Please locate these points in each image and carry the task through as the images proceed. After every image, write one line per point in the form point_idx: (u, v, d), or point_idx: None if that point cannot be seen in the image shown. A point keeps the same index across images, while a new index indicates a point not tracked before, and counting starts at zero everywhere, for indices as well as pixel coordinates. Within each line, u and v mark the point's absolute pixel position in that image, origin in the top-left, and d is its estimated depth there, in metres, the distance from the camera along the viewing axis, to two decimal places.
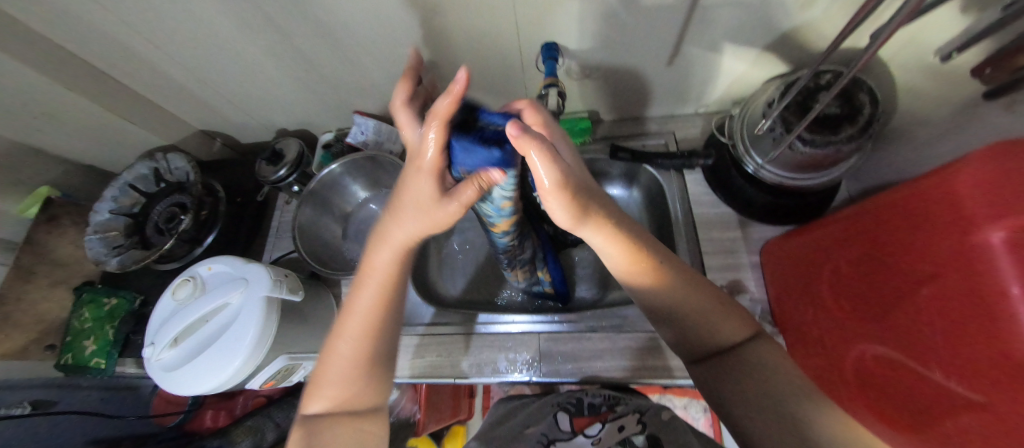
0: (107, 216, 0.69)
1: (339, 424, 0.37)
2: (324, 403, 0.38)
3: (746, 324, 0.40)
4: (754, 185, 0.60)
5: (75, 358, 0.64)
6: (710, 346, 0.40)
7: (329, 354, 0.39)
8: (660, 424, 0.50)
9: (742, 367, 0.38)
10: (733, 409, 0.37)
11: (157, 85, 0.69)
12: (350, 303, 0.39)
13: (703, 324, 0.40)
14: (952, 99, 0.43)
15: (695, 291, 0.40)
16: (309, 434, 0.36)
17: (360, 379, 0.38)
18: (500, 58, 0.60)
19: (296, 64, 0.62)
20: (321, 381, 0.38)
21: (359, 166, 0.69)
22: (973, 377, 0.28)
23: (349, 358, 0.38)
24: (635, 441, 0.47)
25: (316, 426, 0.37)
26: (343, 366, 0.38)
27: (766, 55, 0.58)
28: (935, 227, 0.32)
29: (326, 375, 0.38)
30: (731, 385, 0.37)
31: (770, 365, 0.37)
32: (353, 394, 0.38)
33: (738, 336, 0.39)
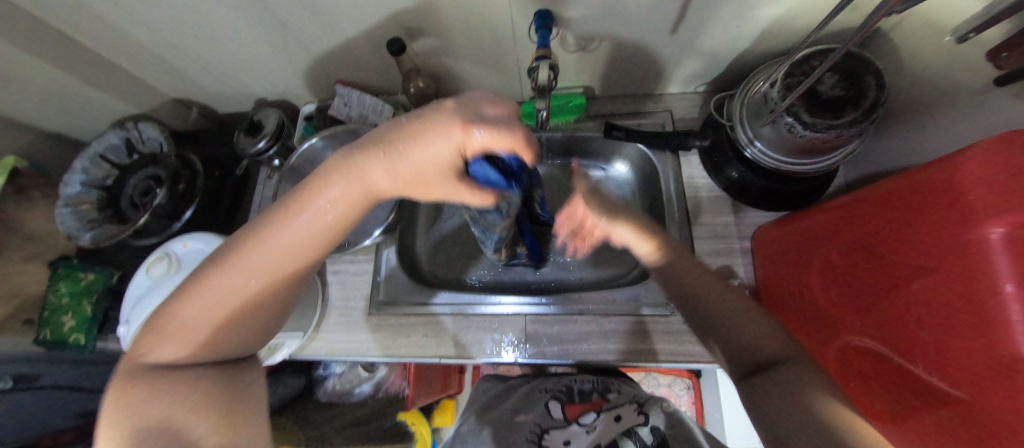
0: (78, 189, 0.65)
1: (176, 377, 0.34)
2: (169, 349, 0.34)
3: (781, 341, 0.39)
4: (749, 168, 0.59)
5: (53, 333, 0.64)
6: (750, 360, 0.40)
7: (208, 288, 0.34)
8: (664, 417, 0.52)
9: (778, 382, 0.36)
10: (771, 410, 0.35)
11: (121, 48, 0.64)
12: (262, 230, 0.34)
13: (729, 322, 0.42)
14: (961, 84, 0.41)
15: (718, 293, 0.45)
16: (138, 380, 0.33)
17: (241, 323, 0.37)
18: (489, 28, 0.56)
19: (269, 28, 0.58)
20: (173, 323, 0.34)
21: (341, 140, 0.66)
22: (959, 373, 0.28)
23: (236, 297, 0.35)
24: (642, 436, 0.50)
25: (149, 372, 0.34)
26: (235, 308, 0.35)
27: (770, 31, 0.55)
28: (931, 220, 0.31)
29: (188, 310, 0.34)
30: (775, 379, 0.36)
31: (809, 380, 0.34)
32: (222, 339, 0.36)
33: (775, 352, 0.38)
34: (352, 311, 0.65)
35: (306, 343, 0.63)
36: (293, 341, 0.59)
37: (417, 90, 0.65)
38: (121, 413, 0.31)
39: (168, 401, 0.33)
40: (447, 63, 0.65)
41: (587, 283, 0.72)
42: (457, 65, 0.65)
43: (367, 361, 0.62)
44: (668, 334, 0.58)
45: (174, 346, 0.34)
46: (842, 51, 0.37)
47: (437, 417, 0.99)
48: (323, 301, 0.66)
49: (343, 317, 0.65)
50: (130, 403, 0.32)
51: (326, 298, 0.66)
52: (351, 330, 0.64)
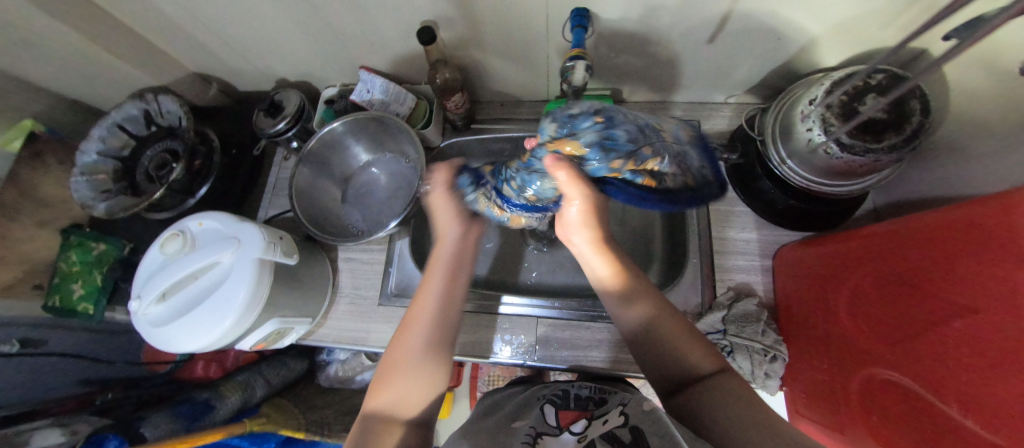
0: (94, 158, 0.65)
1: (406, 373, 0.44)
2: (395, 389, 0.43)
3: (715, 358, 0.42)
4: (777, 185, 0.57)
5: (62, 301, 0.65)
6: (681, 376, 0.42)
7: (403, 342, 0.46)
8: (644, 416, 0.43)
9: (715, 391, 0.39)
10: (704, 412, 0.38)
11: (146, 18, 0.63)
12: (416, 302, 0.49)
13: (667, 348, 0.44)
14: (1014, 117, 0.39)
15: (669, 324, 0.45)
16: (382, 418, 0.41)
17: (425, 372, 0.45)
18: (524, 24, 0.54)
19: (298, 8, 0.56)
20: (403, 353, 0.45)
21: (362, 126, 0.65)
22: (994, 418, 0.27)
23: (433, 315, 0.47)
24: (620, 434, 0.42)
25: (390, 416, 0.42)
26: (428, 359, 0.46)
27: (814, 46, 0.53)
28: (981, 260, 0.30)
29: (398, 377, 0.44)
30: (723, 387, 0.39)
31: (734, 391, 0.38)
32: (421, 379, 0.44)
33: (712, 367, 0.42)
34: (361, 300, 0.65)
35: (314, 329, 0.64)
36: (300, 327, 0.59)
37: (443, 81, 0.63)
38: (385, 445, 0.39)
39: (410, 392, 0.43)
40: (475, 56, 0.63)
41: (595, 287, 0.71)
42: (486, 59, 0.63)
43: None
44: None
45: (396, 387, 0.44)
46: (906, 86, 0.37)
47: None
48: (333, 287, 0.66)
49: (353, 305, 0.65)
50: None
51: (336, 284, 0.66)
52: (360, 318, 0.64)
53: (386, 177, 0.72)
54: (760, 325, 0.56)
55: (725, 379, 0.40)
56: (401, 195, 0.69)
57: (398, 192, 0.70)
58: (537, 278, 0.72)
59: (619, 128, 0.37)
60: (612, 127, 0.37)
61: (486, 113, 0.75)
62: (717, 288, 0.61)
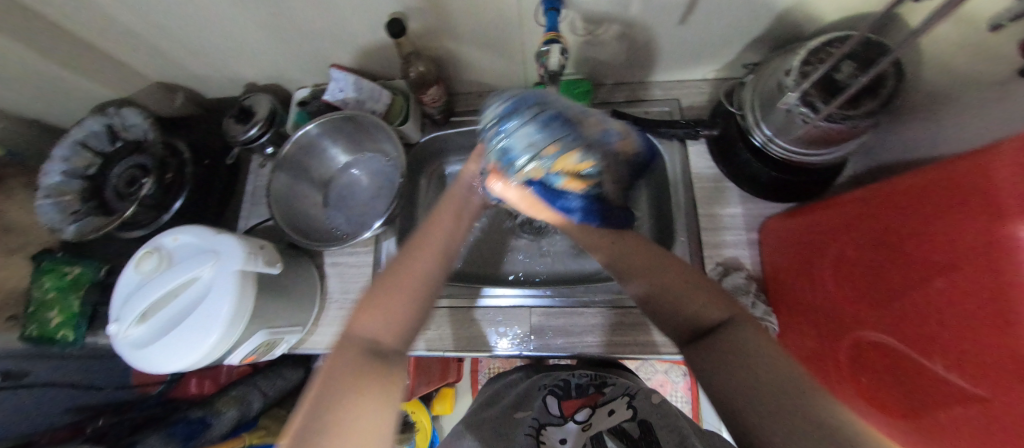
0: (59, 179, 0.62)
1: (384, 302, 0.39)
2: (372, 328, 0.37)
3: (725, 306, 0.38)
4: (758, 159, 0.57)
5: (39, 329, 0.63)
6: (689, 327, 0.39)
7: (392, 276, 0.40)
8: (650, 409, 0.53)
9: (731, 350, 0.35)
10: (718, 374, 0.35)
11: (98, 28, 0.60)
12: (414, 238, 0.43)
13: (671, 298, 0.41)
14: (985, 75, 0.40)
15: (665, 270, 0.42)
16: (357, 362, 0.34)
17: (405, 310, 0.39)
18: (495, 11, 0.53)
19: (259, 6, 0.54)
20: (386, 289, 0.39)
21: (337, 127, 0.63)
22: (978, 372, 0.28)
23: (425, 252, 0.41)
24: (628, 428, 0.50)
25: (371, 366, 0.35)
26: (403, 301, 0.39)
27: (788, 16, 0.53)
28: (960, 218, 0.30)
29: (373, 312, 0.38)
30: (736, 340, 0.35)
31: (751, 345, 0.34)
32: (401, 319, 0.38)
33: (717, 319, 0.38)
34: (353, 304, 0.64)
35: (306, 336, 0.63)
36: (291, 336, 0.58)
37: (417, 74, 0.62)
38: (359, 391, 0.33)
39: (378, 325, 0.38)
40: (448, 47, 0.62)
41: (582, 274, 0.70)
42: (460, 49, 0.62)
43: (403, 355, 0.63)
44: None
45: (374, 332, 0.37)
46: (890, 60, 0.35)
47: (436, 405, 1.02)
48: (322, 293, 0.65)
49: (344, 310, 0.64)
50: (328, 420, 0.30)
51: (325, 290, 0.65)
52: None
53: (368, 177, 0.70)
54: (748, 296, 0.57)
55: (732, 333, 0.36)
56: (384, 194, 0.68)
57: (381, 191, 0.68)
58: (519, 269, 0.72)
59: (519, 137, 0.35)
60: (508, 137, 0.35)
61: (464, 105, 0.74)
62: (706, 264, 0.62)
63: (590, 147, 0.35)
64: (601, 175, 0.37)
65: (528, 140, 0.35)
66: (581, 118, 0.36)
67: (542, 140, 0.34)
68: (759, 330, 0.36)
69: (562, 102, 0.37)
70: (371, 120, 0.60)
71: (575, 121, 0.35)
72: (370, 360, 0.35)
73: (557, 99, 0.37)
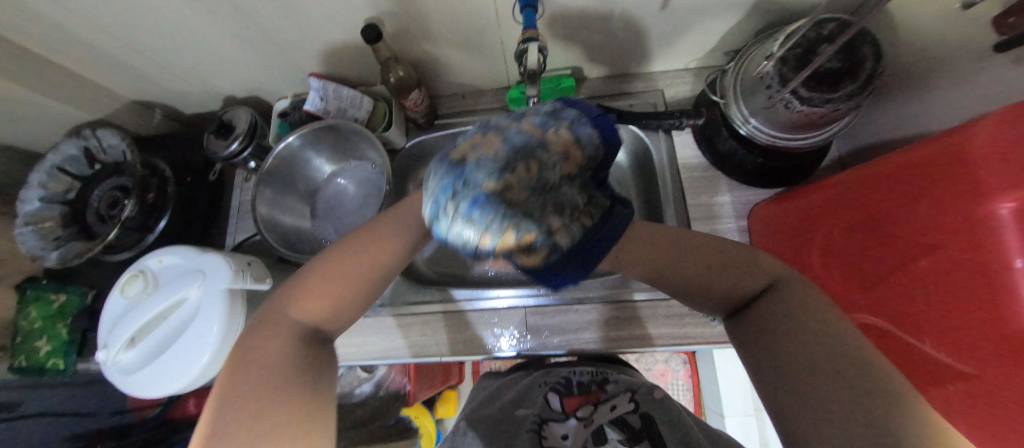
0: (38, 205, 0.61)
1: (335, 287, 0.35)
2: (311, 315, 0.35)
3: (760, 272, 0.35)
4: (743, 145, 0.57)
5: (29, 359, 0.63)
6: (729, 301, 0.36)
7: (348, 257, 0.36)
8: (654, 403, 0.55)
9: (775, 320, 0.32)
10: (778, 346, 0.31)
11: (68, 50, 0.59)
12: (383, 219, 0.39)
13: (703, 279, 0.36)
14: (962, 51, 0.40)
15: (695, 252, 0.37)
16: (288, 351, 0.32)
17: (348, 293, 0.36)
18: (471, 10, 0.52)
19: (231, 19, 0.53)
20: (336, 271, 0.35)
21: (320, 136, 0.63)
22: (968, 349, 0.29)
23: (390, 239, 0.38)
24: (632, 421, 0.53)
25: (302, 357, 0.32)
26: (351, 286, 0.36)
27: (766, 1, 0.53)
28: (941, 198, 0.30)
29: (322, 292, 0.35)
30: (784, 307, 0.32)
31: (797, 307, 0.31)
32: (343, 303, 0.36)
33: (758, 285, 0.35)
34: None
35: None
36: None
37: (397, 79, 0.61)
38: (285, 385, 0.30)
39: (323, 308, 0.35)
40: (427, 49, 0.61)
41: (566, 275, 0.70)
42: (439, 51, 0.61)
43: (398, 362, 0.63)
44: (665, 318, 0.59)
45: (316, 317, 0.35)
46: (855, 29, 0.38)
47: (439, 408, 1.02)
48: None
49: None
50: (244, 424, 0.28)
51: None
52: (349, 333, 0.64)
53: (355, 186, 0.69)
54: None
55: (779, 300, 0.33)
56: (372, 202, 0.67)
57: (368, 199, 0.68)
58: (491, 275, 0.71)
59: (450, 238, 0.30)
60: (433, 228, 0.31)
61: (448, 107, 0.73)
62: None
63: (524, 221, 0.29)
64: (554, 237, 0.30)
65: (459, 241, 0.29)
66: (509, 187, 0.28)
67: (472, 239, 0.29)
68: (803, 289, 0.33)
69: (481, 166, 0.29)
70: (354, 127, 0.59)
71: (501, 195, 0.28)
72: (300, 349, 0.33)
73: (473, 168, 0.28)
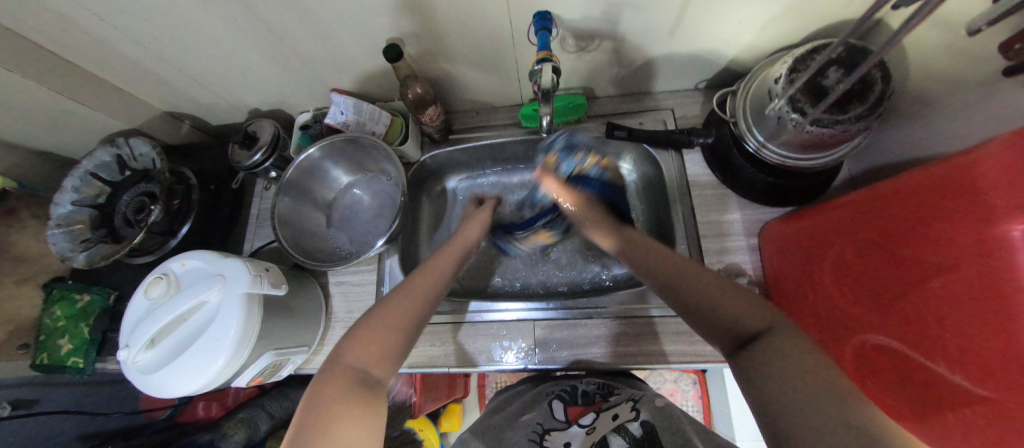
0: (70, 208, 0.65)
1: (376, 339, 0.40)
2: (361, 359, 0.38)
3: (763, 313, 0.36)
4: (754, 164, 0.58)
5: (52, 357, 0.65)
6: (730, 332, 0.37)
7: (384, 310, 0.42)
8: (654, 411, 0.54)
9: (765, 355, 0.32)
10: (767, 378, 0.31)
11: (111, 64, 0.63)
12: (412, 277, 0.47)
13: (710, 303, 0.39)
14: (969, 77, 0.41)
15: (698, 276, 0.42)
16: (348, 388, 0.35)
17: (392, 340, 0.40)
18: (488, 32, 0.55)
19: (262, 37, 0.56)
20: (377, 320, 0.41)
21: (340, 149, 0.65)
22: (982, 373, 0.28)
23: (413, 290, 0.45)
24: (632, 429, 0.52)
25: (355, 396, 0.35)
26: (390, 332, 0.40)
27: (774, 25, 0.54)
28: (951, 221, 0.31)
29: (366, 342, 0.39)
30: (769, 348, 0.33)
31: (785, 350, 0.32)
32: (388, 349, 0.39)
33: (756, 327, 0.35)
34: None
35: (312, 357, 0.63)
36: (299, 356, 0.58)
37: (415, 96, 0.63)
38: (342, 421, 0.32)
39: (364, 356, 0.38)
40: (445, 68, 0.63)
41: (575, 286, 0.73)
42: (455, 70, 0.64)
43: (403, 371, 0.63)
44: (677, 334, 0.59)
45: (364, 363, 0.38)
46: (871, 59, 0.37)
47: (444, 422, 1.02)
48: (327, 313, 0.65)
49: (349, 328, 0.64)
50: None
51: (331, 310, 0.65)
52: None
53: (370, 196, 0.72)
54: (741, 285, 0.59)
55: (771, 341, 0.33)
56: (386, 213, 0.69)
57: (382, 210, 0.70)
58: (500, 283, 0.74)
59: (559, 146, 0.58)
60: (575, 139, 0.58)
61: (462, 122, 0.76)
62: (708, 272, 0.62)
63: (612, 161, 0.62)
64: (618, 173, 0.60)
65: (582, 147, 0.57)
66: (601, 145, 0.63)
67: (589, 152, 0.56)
68: (799, 335, 0.33)
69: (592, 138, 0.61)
70: (378, 143, 0.61)
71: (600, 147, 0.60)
72: (353, 390, 0.35)
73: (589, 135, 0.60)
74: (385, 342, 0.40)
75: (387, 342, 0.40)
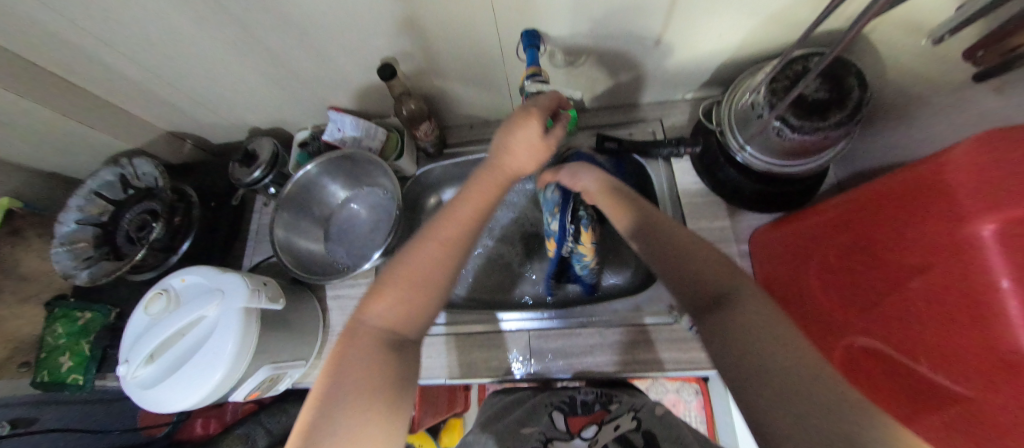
0: (73, 227, 0.66)
1: (404, 301, 0.38)
2: (383, 321, 0.38)
3: (731, 274, 0.38)
4: (741, 171, 0.59)
5: (52, 375, 0.66)
6: (702, 292, 0.39)
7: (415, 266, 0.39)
8: (655, 421, 0.54)
9: (737, 326, 0.35)
10: (739, 345, 0.34)
11: (117, 87, 0.65)
12: (446, 218, 0.43)
13: (682, 260, 0.41)
14: (944, 82, 0.42)
15: (676, 232, 0.43)
16: (370, 354, 0.36)
17: (416, 298, 0.39)
18: (479, 50, 0.57)
19: (261, 59, 0.59)
20: (405, 272, 0.39)
21: (337, 165, 0.67)
22: (964, 372, 0.29)
23: (447, 240, 0.41)
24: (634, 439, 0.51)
25: (382, 364, 0.36)
26: (417, 290, 0.39)
27: (754, 37, 0.56)
28: (926, 221, 0.32)
29: (390, 302, 0.38)
30: (741, 312, 0.35)
31: (750, 314, 0.35)
32: (413, 309, 0.39)
33: (724, 287, 0.38)
34: None
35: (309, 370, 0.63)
36: (297, 370, 0.58)
37: (410, 112, 0.64)
38: (366, 392, 0.34)
39: (390, 315, 0.38)
40: (439, 84, 0.66)
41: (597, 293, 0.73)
42: (448, 86, 0.66)
43: None
44: (674, 342, 0.59)
45: (387, 324, 0.38)
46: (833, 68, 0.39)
47: (444, 437, 1.01)
48: (325, 327, 0.66)
49: None
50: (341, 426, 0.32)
51: (328, 323, 0.66)
52: None
53: (366, 211, 0.73)
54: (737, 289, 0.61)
55: (738, 306, 0.36)
56: (383, 226, 0.71)
57: (380, 223, 0.71)
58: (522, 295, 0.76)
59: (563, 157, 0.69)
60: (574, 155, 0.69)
61: (457, 136, 0.78)
62: None
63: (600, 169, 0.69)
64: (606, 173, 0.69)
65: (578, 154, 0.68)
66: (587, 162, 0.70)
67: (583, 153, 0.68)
68: (762, 300, 0.36)
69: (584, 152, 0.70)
70: (370, 154, 0.63)
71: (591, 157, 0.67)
72: (377, 358, 0.36)
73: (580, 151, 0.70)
74: (412, 303, 0.39)
75: (414, 303, 0.39)
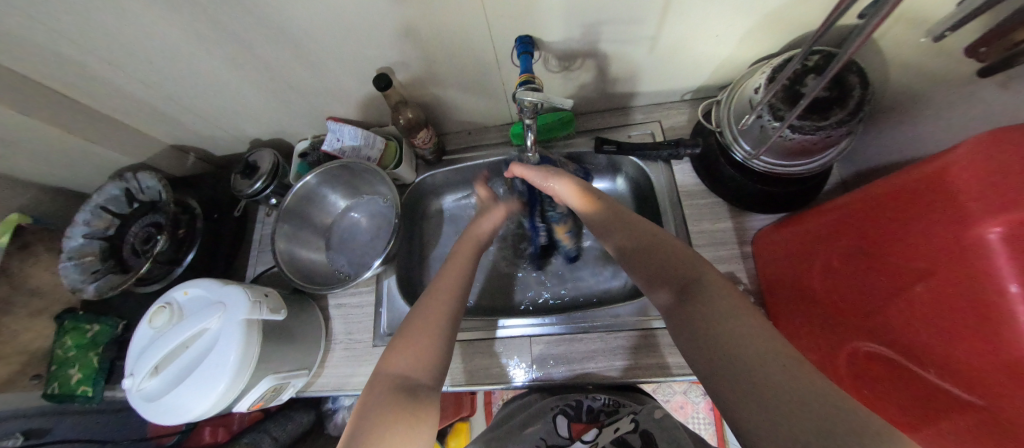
0: (81, 241, 0.67)
1: (416, 347, 0.41)
2: (400, 366, 0.39)
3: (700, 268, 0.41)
4: (742, 173, 0.58)
5: (62, 387, 0.67)
6: (672, 281, 0.41)
7: (421, 316, 0.43)
8: (654, 421, 0.54)
9: (709, 319, 0.36)
10: (714, 336, 0.35)
11: (120, 103, 0.66)
12: (440, 279, 0.49)
13: (649, 255, 0.45)
14: (949, 78, 0.41)
15: (646, 230, 0.47)
16: (388, 397, 0.37)
17: (423, 341, 0.41)
18: (475, 57, 0.57)
19: (259, 73, 0.59)
20: (411, 323, 0.43)
21: (336, 175, 0.68)
22: (972, 377, 0.28)
23: (435, 292, 0.47)
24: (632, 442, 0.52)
25: (398, 404, 0.36)
26: (422, 335, 0.41)
27: (751, 37, 0.56)
28: (925, 224, 0.31)
29: (405, 349, 0.40)
30: (714, 303, 0.37)
31: (717, 306, 0.37)
32: (422, 354, 0.40)
33: (694, 278, 0.40)
34: (356, 344, 0.64)
35: (312, 379, 0.63)
36: (299, 380, 0.58)
37: (407, 120, 0.64)
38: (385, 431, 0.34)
39: (408, 363, 0.40)
40: (436, 92, 0.66)
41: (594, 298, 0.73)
42: (445, 93, 0.66)
43: None
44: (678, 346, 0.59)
45: (403, 369, 0.39)
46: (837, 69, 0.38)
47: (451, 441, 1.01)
48: (328, 335, 0.66)
49: (349, 350, 0.65)
50: None
51: (331, 332, 0.66)
52: (356, 362, 0.63)
53: (367, 219, 0.73)
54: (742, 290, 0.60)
55: (710, 297, 0.38)
56: (383, 234, 0.71)
57: (380, 231, 0.72)
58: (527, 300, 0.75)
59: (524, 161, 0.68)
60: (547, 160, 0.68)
61: (455, 143, 0.78)
62: None
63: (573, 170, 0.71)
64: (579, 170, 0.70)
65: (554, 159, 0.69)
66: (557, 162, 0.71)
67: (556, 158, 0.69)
68: (729, 294, 0.37)
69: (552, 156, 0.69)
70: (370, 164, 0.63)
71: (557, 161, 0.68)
72: (394, 398, 0.37)
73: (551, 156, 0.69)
74: (421, 347, 0.41)
75: (422, 346, 0.41)
